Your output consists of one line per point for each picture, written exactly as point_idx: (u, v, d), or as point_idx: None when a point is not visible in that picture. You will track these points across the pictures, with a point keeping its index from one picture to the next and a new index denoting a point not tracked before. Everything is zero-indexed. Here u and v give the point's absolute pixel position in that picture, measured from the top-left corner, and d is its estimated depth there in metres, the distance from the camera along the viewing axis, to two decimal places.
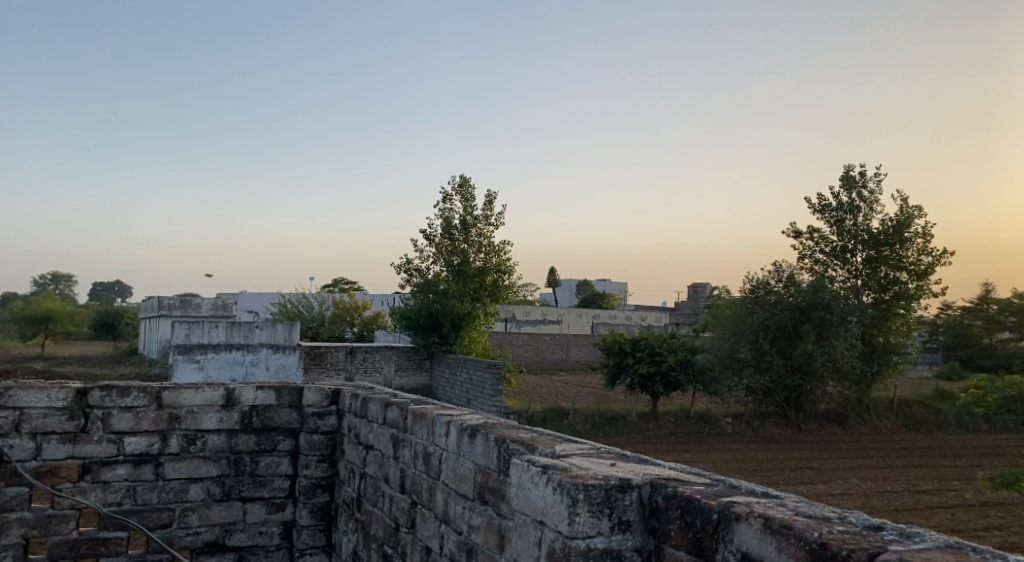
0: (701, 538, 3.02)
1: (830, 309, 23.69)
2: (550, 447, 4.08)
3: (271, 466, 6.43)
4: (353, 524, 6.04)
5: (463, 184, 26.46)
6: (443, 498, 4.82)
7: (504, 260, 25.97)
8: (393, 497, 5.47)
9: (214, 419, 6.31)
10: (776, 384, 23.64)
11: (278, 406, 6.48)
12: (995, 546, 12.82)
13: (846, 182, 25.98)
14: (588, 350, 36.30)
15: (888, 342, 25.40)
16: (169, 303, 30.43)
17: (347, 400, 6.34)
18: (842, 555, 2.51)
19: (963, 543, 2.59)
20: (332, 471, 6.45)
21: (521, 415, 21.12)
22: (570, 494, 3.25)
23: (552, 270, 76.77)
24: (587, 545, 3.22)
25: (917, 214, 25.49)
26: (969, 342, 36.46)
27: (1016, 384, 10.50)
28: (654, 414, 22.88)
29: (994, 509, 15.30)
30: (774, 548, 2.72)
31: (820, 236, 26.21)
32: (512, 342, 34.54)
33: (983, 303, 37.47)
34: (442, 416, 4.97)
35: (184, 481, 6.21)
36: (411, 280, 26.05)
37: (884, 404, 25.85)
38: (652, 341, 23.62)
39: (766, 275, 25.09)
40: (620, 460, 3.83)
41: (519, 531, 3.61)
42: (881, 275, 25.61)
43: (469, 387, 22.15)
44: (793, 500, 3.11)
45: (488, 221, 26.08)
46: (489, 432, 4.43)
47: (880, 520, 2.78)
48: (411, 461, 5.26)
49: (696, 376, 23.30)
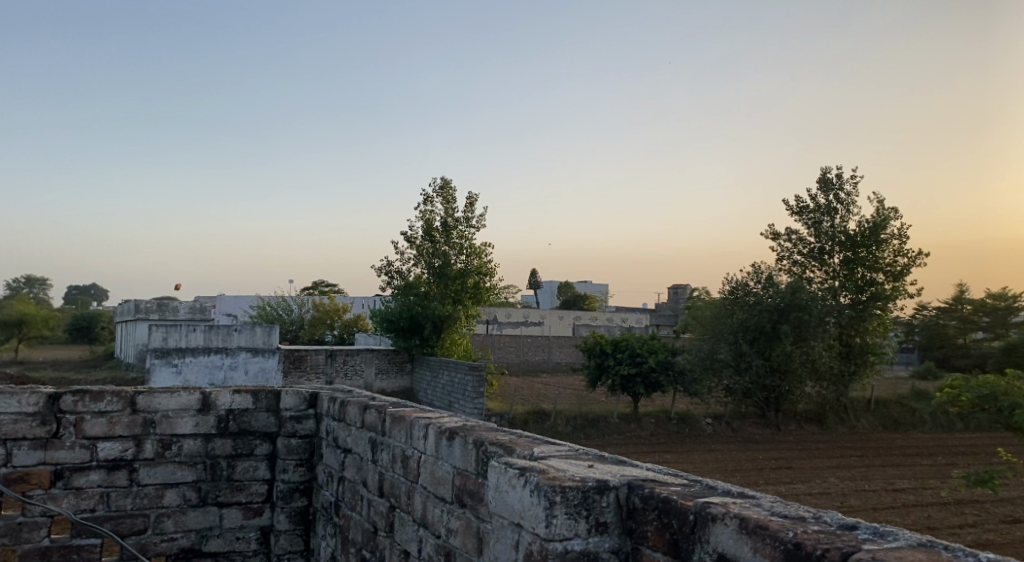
0: (678, 539, 3.03)
1: (808, 310, 23.84)
2: (528, 449, 4.07)
3: (248, 471, 6.40)
4: (331, 529, 6.01)
5: (445, 186, 26.38)
6: (421, 502, 4.80)
7: (485, 262, 25.93)
8: (371, 501, 5.44)
9: (190, 423, 6.25)
10: (755, 385, 23.82)
11: (255, 410, 6.44)
12: (970, 543, 12.94)
13: (823, 184, 26.16)
14: (569, 351, 36.33)
15: (865, 342, 25.65)
16: (147, 306, 30.18)
17: (325, 404, 6.31)
18: (816, 555, 2.52)
19: (935, 541, 2.61)
20: (310, 475, 6.42)
21: (501, 417, 21.12)
22: (547, 496, 3.25)
23: (533, 272, 76.94)
24: (564, 547, 3.22)
25: (893, 215, 25.69)
26: (943, 342, 36.86)
27: (989, 384, 10.62)
28: (635, 415, 22.92)
29: (969, 507, 15.43)
30: (749, 548, 2.73)
31: (798, 237, 26.38)
32: (494, 344, 34.54)
33: (957, 303, 37.91)
34: (420, 419, 4.96)
35: (159, 486, 6.14)
36: (392, 283, 25.98)
37: (862, 404, 26.07)
38: (634, 342, 23.62)
39: (745, 276, 25.13)
40: (598, 462, 3.85)
41: (496, 534, 3.61)
42: (858, 276, 25.79)
43: (450, 390, 22.13)
44: (770, 500, 3.11)
45: (469, 223, 26.01)
46: (467, 434, 4.44)
47: (854, 519, 2.79)
48: (389, 464, 5.24)
49: (676, 377, 23.31)
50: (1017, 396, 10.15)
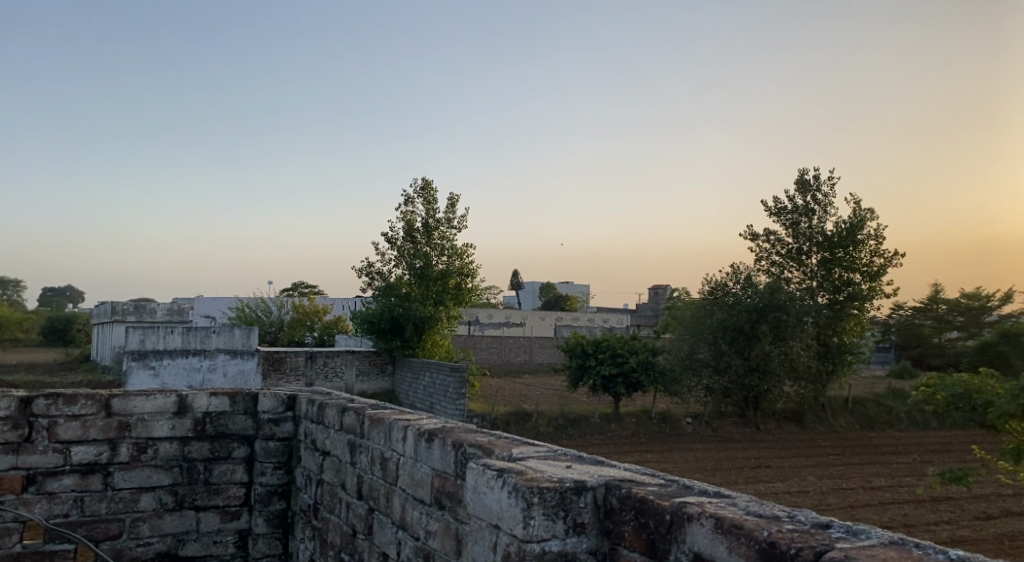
0: (655, 539, 3.04)
1: (786, 310, 24.00)
2: (506, 451, 4.07)
3: (225, 474, 6.37)
4: (310, 531, 5.99)
5: (425, 187, 26.31)
6: (400, 504, 4.79)
7: (466, 263, 25.86)
8: (350, 504, 5.43)
9: (166, 426, 6.21)
10: (734, 384, 23.95)
11: (232, 412, 6.42)
12: (944, 539, 13.08)
13: (801, 186, 26.35)
14: (551, 352, 36.39)
15: (842, 342, 25.87)
16: (124, 308, 29.90)
17: (304, 406, 6.28)
18: (790, 554, 2.54)
19: (907, 538, 2.63)
20: (289, 478, 6.39)
21: (483, 418, 21.08)
22: (525, 498, 3.26)
23: (515, 273, 77.06)
24: (542, 548, 3.23)
25: (870, 216, 25.90)
26: (919, 341, 37.27)
27: (964, 382, 10.75)
28: (616, 415, 22.96)
29: (943, 504, 15.60)
30: (724, 548, 2.75)
31: (776, 238, 26.54)
32: (475, 345, 34.53)
33: (932, 303, 38.36)
34: (399, 421, 4.95)
35: (134, 490, 6.10)
36: (373, 284, 25.89)
37: (839, 402, 26.30)
38: (615, 342, 23.67)
39: (724, 276, 25.23)
40: (576, 462, 3.85)
41: (474, 536, 3.60)
42: (835, 276, 25.99)
43: (431, 391, 22.08)
44: (745, 499, 3.13)
45: (450, 224, 25.95)
46: (446, 436, 4.43)
47: (828, 517, 2.82)
48: (368, 466, 5.23)
49: (657, 377, 23.40)
50: (990, 394, 10.28)
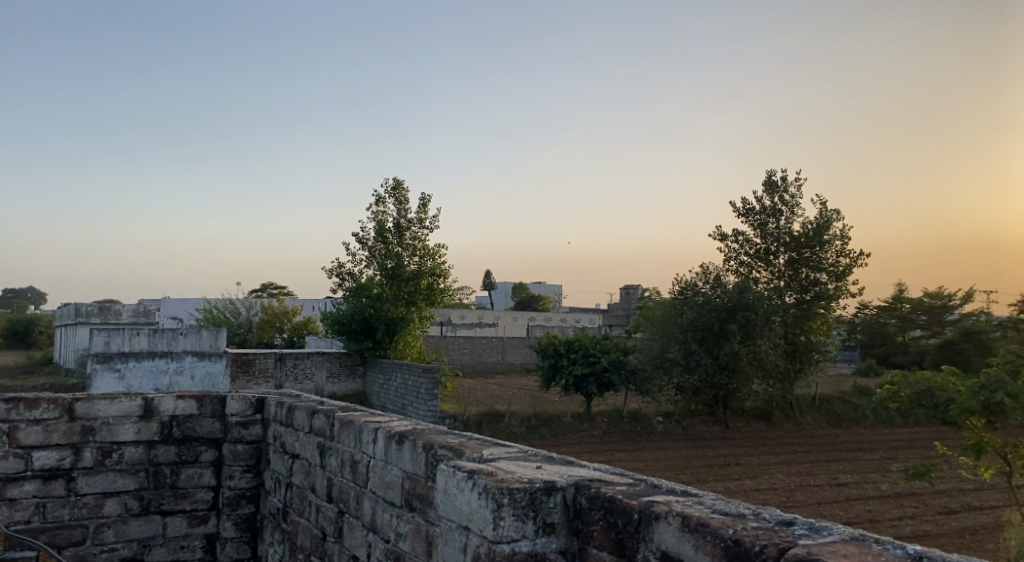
0: (623, 538, 3.07)
1: (754, 309, 24.23)
2: (477, 452, 4.08)
3: (193, 478, 6.32)
4: (280, 535, 5.96)
5: (397, 187, 26.19)
6: (370, 506, 4.79)
7: (438, 263, 25.71)
8: (320, 507, 5.41)
9: (131, 430, 6.15)
10: (704, 383, 24.12)
11: (199, 415, 6.36)
12: (908, 534, 13.28)
13: (769, 187, 26.60)
14: (523, 352, 36.44)
15: (810, 341, 26.18)
16: (88, 310, 29.46)
17: (272, 408, 6.25)
18: (754, 551, 2.58)
19: (867, 534, 2.68)
20: (258, 481, 6.35)
21: (455, 419, 21.05)
22: (495, 499, 3.28)
23: (486, 273, 77.07)
24: (511, 549, 3.25)
25: (836, 217, 26.21)
26: (884, 339, 37.79)
27: (925, 380, 10.91)
28: (588, 415, 23.01)
29: (908, 500, 15.84)
30: (691, 547, 2.78)
31: (745, 239, 26.74)
32: (448, 345, 34.44)
33: (896, 302, 38.99)
34: (369, 423, 4.94)
35: (98, 496, 6.03)
36: (344, 285, 25.73)
37: (807, 400, 26.62)
38: (586, 342, 23.72)
39: (694, 276, 25.42)
40: (547, 463, 3.87)
41: (444, 538, 3.61)
42: (803, 276, 26.28)
43: (403, 393, 22.00)
44: (710, 497, 3.17)
45: (422, 224, 25.81)
46: (417, 438, 4.43)
47: (792, 515, 2.86)
48: (338, 469, 5.21)
49: (628, 377, 23.49)
50: (952, 391, 10.45)
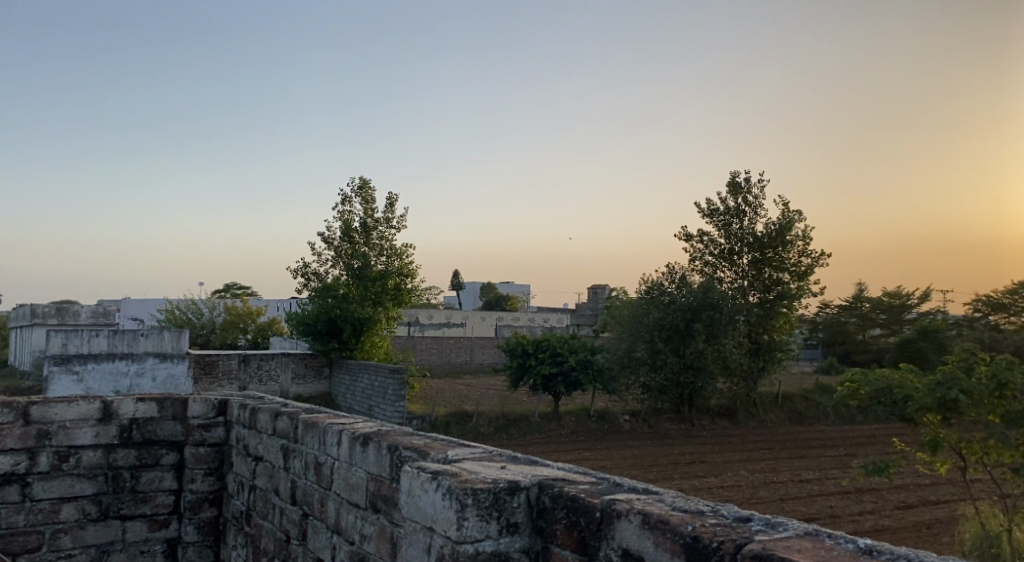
0: (585, 536, 3.09)
1: (718, 309, 24.49)
2: (442, 452, 4.10)
3: (153, 481, 6.26)
4: (242, 538, 5.92)
5: (363, 186, 26.07)
6: (335, 508, 4.76)
7: (405, 263, 25.59)
8: (284, 509, 5.37)
9: (90, 434, 6.05)
10: (670, 382, 24.30)
11: (160, 418, 6.29)
12: (868, 528, 13.49)
13: (732, 188, 26.88)
14: (491, 352, 36.46)
15: (772, 340, 26.48)
16: (44, 311, 28.93)
17: (235, 411, 6.19)
18: (711, 548, 2.62)
19: (821, 529, 2.73)
20: (220, 485, 6.29)
21: (422, 420, 21.00)
22: (458, 499, 3.27)
23: (454, 274, 76.93)
24: (475, 549, 3.25)
25: (798, 218, 26.56)
26: (845, 338, 38.33)
27: (884, 378, 11.10)
28: (555, 414, 23.08)
29: (868, 495, 16.11)
30: (651, 543, 2.81)
31: (709, 239, 26.99)
32: (415, 346, 34.36)
33: (857, 302, 39.63)
34: (333, 424, 4.92)
35: (55, 501, 5.93)
36: (309, 285, 25.51)
37: (770, 398, 26.95)
38: (554, 342, 23.74)
39: (660, 276, 25.61)
40: (511, 463, 3.88)
41: (409, 539, 3.60)
42: (766, 276, 26.58)
43: (369, 394, 21.89)
44: (672, 495, 3.20)
45: (388, 224, 25.69)
46: (381, 440, 4.42)
47: (749, 512, 2.90)
48: (302, 471, 5.18)
49: (596, 376, 23.58)
50: (909, 389, 10.64)
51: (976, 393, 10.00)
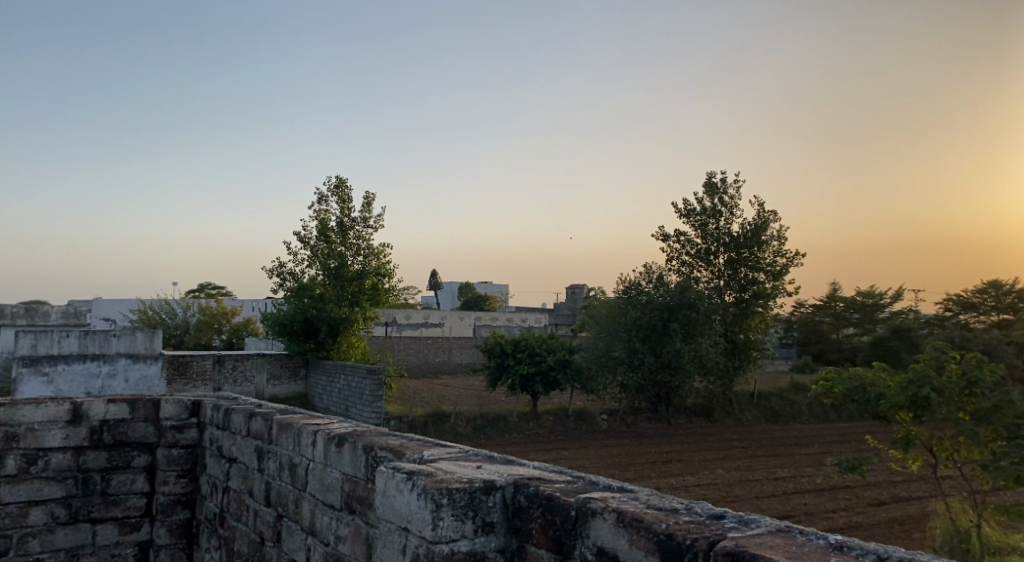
0: (560, 535, 3.09)
1: (695, 309, 24.58)
2: (417, 452, 4.08)
3: (125, 484, 6.18)
4: (216, 541, 5.86)
5: (339, 185, 25.93)
6: (309, 509, 4.73)
7: (383, 262, 25.48)
8: (258, 511, 5.32)
9: (58, 436, 5.97)
10: (647, 381, 24.40)
11: (132, 420, 6.22)
12: (841, 525, 13.60)
13: (709, 188, 27.01)
14: (469, 352, 36.43)
15: (748, 339, 26.63)
16: (14, 311, 28.53)
17: (209, 412, 6.12)
18: (685, 546, 2.63)
19: (793, 525, 2.74)
20: (193, 487, 6.22)
21: (399, 420, 20.94)
22: (433, 499, 3.25)
23: (432, 274, 76.74)
24: (450, 549, 3.24)
25: (773, 218, 26.73)
26: (819, 337, 38.66)
27: (859, 376, 11.20)
28: (533, 414, 23.09)
29: (842, 492, 16.26)
30: (626, 541, 2.81)
31: (686, 239, 27.14)
32: (392, 346, 34.25)
33: (831, 301, 40.02)
34: (308, 425, 4.89)
35: (23, 504, 5.85)
36: (285, 284, 25.33)
37: (745, 397, 27.12)
38: (532, 341, 23.74)
39: (637, 276, 25.71)
40: (487, 463, 3.87)
41: (383, 539, 3.58)
42: (741, 276, 26.72)
43: (346, 394, 21.80)
44: (647, 493, 3.20)
45: (365, 223, 25.56)
46: (356, 439, 4.39)
47: (723, 509, 2.90)
48: (276, 473, 5.14)
49: (574, 376, 23.61)
50: (882, 387, 10.72)
51: (947, 391, 10.11)
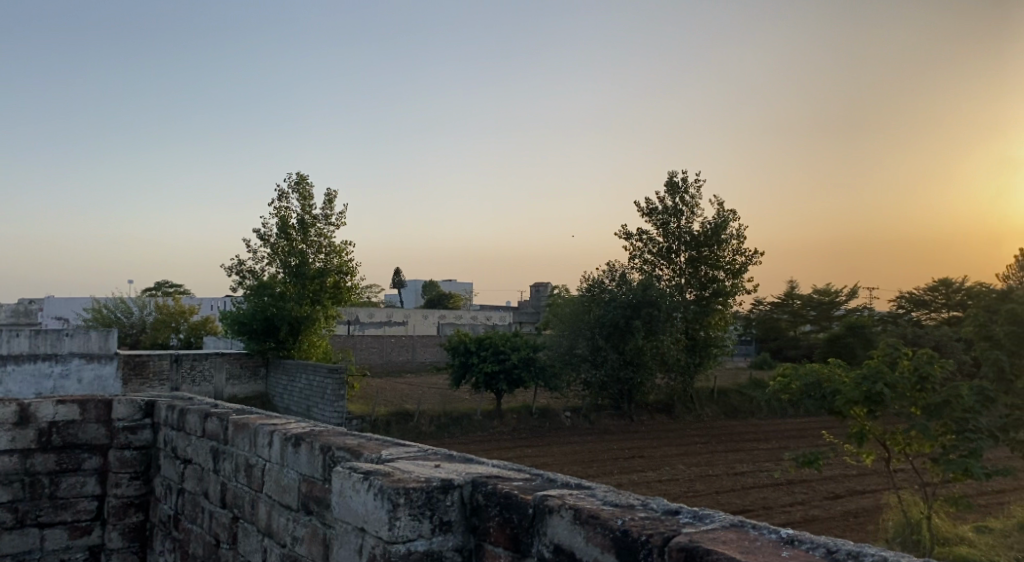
0: (518, 533, 3.08)
1: (657, 306, 24.69)
2: (375, 452, 4.03)
3: (74, 487, 6.04)
4: (170, 543, 5.76)
5: (300, 182, 25.65)
6: (266, 510, 4.66)
7: (345, 260, 25.29)
8: (212, 513, 5.24)
9: (5, 439, 5.85)
10: (610, 378, 24.50)
11: (83, 421, 6.08)
12: (799, 519, 13.77)
13: (670, 187, 27.23)
14: (432, 350, 36.28)
15: (709, 336, 26.82)
16: None
17: (162, 412, 6.01)
18: (640, 541, 2.63)
19: (746, 521, 2.75)
20: (147, 489, 6.12)
21: (361, 420, 20.79)
22: (390, 499, 3.23)
23: (395, 273, 76.26)
24: (407, 549, 3.21)
25: (732, 217, 27.02)
26: (777, 334, 39.12)
27: (816, 371, 11.34)
28: (497, 412, 23.05)
29: (799, 486, 16.48)
30: (582, 538, 2.81)
31: (648, 238, 27.35)
32: (355, 345, 33.99)
33: (789, 298, 40.56)
34: (264, 425, 4.82)
35: None
36: (244, 282, 24.99)
37: (706, 393, 27.36)
38: (496, 339, 23.72)
39: (600, 275, 25.88)
40: (445, 461, 3.85)
41: (340, 540, 3.53)
42: (701, 274, 26.96)
43: (308, 393, 21.59)
44: (603, 490, 3.20)
45: (327, 221, 25.35)
46: (313, 440, 4.34)
47: (678, 504, 2.91)
48: (231, 473, 5.07)
49: (537, 372, 23.63)
50: (838, 382, 10.85)
51: (901, 386, 10.33)
